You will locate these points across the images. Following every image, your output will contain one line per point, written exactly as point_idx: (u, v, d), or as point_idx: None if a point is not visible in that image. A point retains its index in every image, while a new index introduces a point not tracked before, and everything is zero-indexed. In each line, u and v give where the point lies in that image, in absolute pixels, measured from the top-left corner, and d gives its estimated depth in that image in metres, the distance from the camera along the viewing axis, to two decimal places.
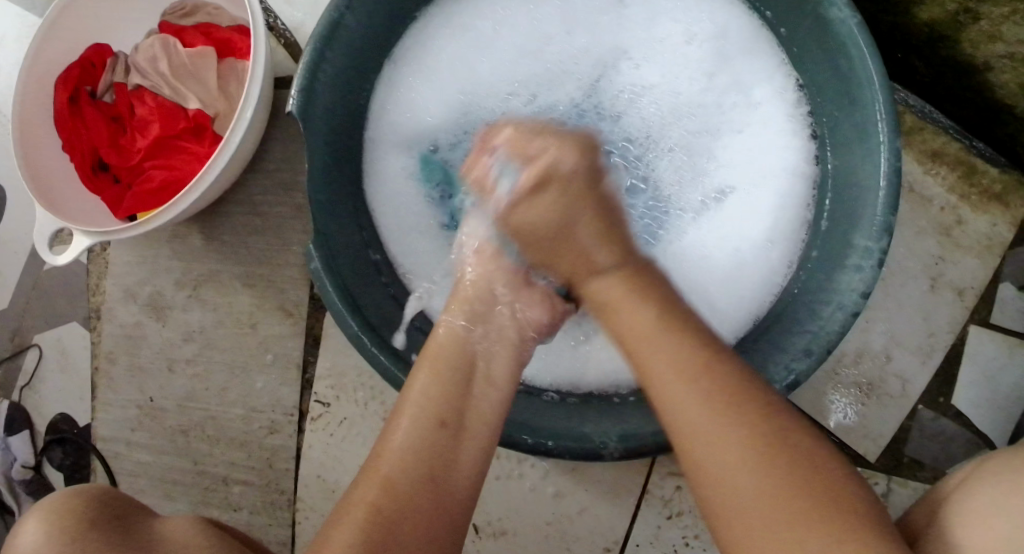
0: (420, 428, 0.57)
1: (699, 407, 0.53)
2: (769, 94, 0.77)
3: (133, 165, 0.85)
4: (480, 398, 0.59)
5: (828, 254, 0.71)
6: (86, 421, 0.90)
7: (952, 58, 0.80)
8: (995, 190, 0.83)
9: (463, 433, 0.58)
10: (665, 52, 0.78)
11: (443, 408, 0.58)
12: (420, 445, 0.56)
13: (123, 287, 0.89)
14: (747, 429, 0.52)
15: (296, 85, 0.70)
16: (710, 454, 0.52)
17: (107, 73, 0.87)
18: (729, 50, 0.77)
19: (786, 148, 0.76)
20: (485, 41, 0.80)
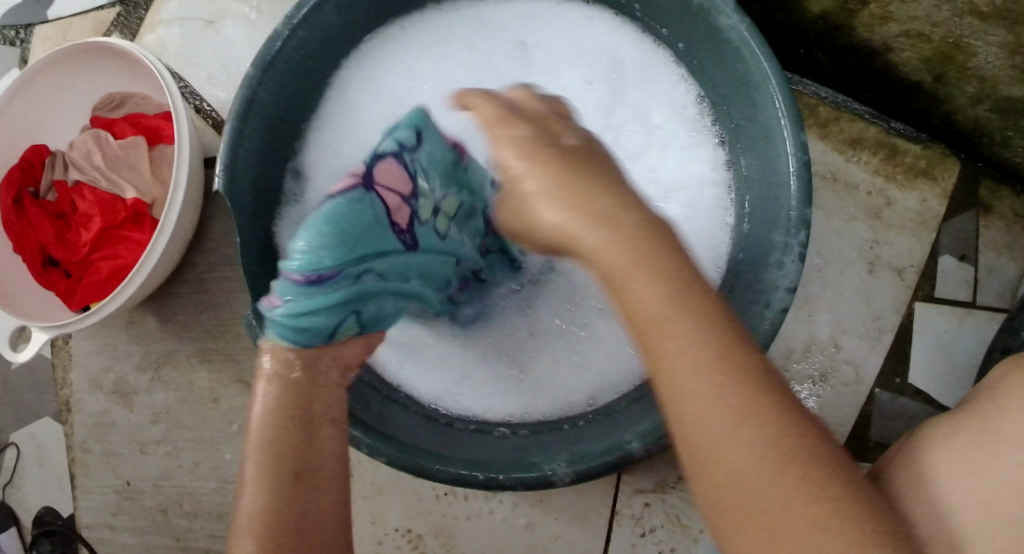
0: (273, 485, 0.49)
1: (705, 354, 0.44)
2: (671, 113, 0.80)
3: (80, 259, 0.88)
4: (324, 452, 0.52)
5: (751, 254, 0.72)
6: (69, 510, 0.92)
7: (853, 46, 0.81)
8: (920, 166, 0.84)
9: (318, 472, 0.51)
10: (570, 89, 0.82)
11: (293, 455, 0.50)
12: (273, 509, 0.49)
13: (88, 377, 0.91)
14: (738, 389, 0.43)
15: (219, 165, 0.72)
16: (719, 431, 0.43)
17: (47, 172, 0.90)
18: (624, 76, 0.81)
19: (697, 161, 0.79)
20: (399, 99, 0.83)
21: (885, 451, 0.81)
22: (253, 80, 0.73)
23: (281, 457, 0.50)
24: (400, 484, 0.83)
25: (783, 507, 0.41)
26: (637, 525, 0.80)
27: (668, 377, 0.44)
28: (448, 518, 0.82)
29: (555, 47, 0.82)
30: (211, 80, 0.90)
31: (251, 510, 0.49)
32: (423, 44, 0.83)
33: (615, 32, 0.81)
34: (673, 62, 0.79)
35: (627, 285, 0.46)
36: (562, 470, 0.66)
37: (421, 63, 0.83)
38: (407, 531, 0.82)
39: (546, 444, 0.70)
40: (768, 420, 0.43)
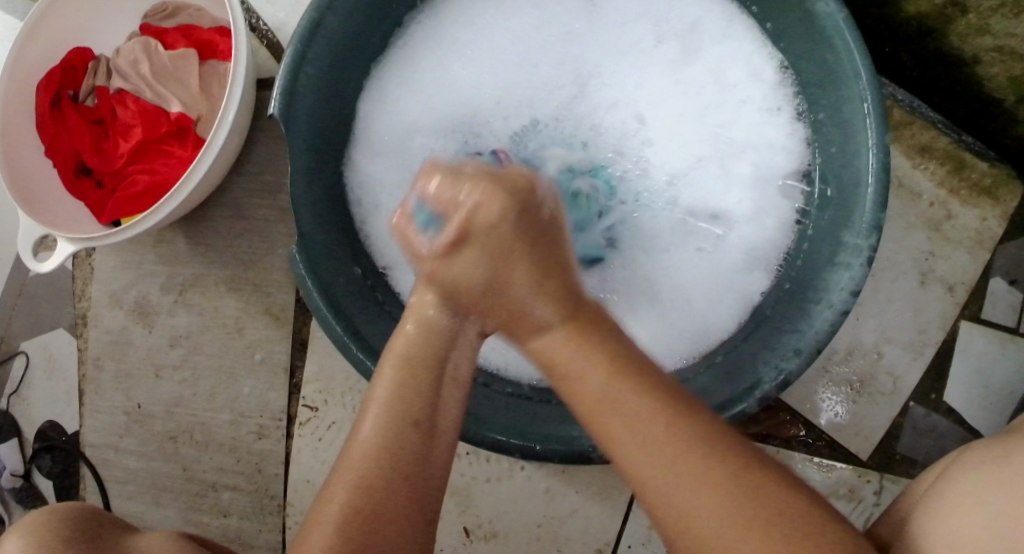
0: (389, 425, 0.52)
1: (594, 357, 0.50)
2: (746, 78, 0.77)
3: (116, 170, 0.84)
4: (450, 400, 0.54)
5: (812, 254, 0.71)
6: (74, 427, 0.89)
7: (941, 51, 0.79)
8: (985, 184, 0.83)
9: (436, 434, 0.53)
10: (644, 49, 0.78)
11: (415, 409, 0.52)
12: (387, 444, 0.51)
13: (109, 293, 0.89)
14: (668, 411, 0.49)
15: (278, 88, 0.69)
16: (624, 402, 0.49)
17: (89, 77, 0.86)
18: (699, 40, 0.77)
19: (772, 137, 0.76)
20: (461, 39, 0.79)
21: (911, 464, 0.81)
22: (323, 3, 0.70)
23: (399, 405, 0.52)
24: None
25: (673, 491, 0.47)
26: None
27: (554, 347, 0.51)
28: (467, 479, 0.81)
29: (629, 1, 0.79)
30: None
31: (365, 448, 0.52)
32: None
33: None
34: (755, 34, 0.76)
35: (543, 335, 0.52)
36: (601, 447, 0.64)
37: (491, 1, 0.79)
38: None
39: None
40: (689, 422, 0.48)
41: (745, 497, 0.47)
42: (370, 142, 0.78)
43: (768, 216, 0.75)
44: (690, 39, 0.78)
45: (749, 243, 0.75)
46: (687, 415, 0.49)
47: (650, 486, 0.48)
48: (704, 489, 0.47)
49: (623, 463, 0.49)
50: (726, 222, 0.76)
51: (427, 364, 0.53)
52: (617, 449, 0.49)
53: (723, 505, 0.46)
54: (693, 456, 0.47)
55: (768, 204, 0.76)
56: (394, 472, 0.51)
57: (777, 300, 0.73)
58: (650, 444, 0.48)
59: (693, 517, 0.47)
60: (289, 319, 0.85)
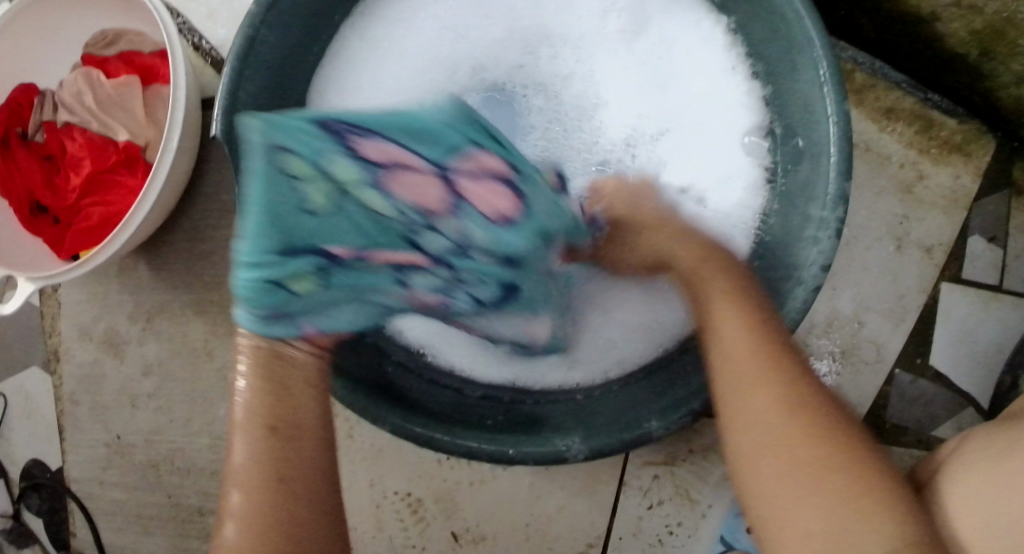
0: (251, 441, 0.50)
1: (769, 387, 0.52)
2: (694, 44, 0.76)
3: (70, 205, 0.83)
4: (312, 363, 0.54)
5: (784, 221, 0.69)
6: (57, 464, 0.89)
7: (898, 11, 0.77)
8: (955, 141, 0.81)
9: (298, 433, 0.51)
10: (589, 25, 0.77)
11: (274, 413, 0.51)
12: (259, 460, 0.50)
13: (77, 326, 0.88)
14: (788, 383, 0.52)
15: (217, 109, 0.66)
16: (729, 388, 0.54)
17: (36, 112, 0.85)
18: (646, 12, 0.76)
19: (729, 105, 0.74)
20: (401, 38, 0.79)
21: (901, 433, 0.79)
22: (257, 17, 0.67)
23: (257, 415, 0.51)
24: (400, 448, 0.80)
25: (797, 470, 0.49)
26: (645, 497, 0.78)
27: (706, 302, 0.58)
28: (449, 484, 0.80)
29: None
30: (212, 16, 0.84)
31: (243, 462, 0.50)
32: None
33: None
34: (701, 5, 0.75)
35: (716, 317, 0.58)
36: (576, 447, 0.63)
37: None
38: (408, 496, 0.80)
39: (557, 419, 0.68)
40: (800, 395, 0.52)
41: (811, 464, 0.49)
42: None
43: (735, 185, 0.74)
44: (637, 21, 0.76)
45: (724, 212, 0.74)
46: (779, 366, 0.53)
47: (766, 506, 0.49)
48: (787, 485, 0.49)
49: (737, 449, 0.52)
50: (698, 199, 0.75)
51: (280, 376, 0.52)
52: (747, 454, 0.52)
53: (823, 510, 0.48)
54: (767, 418, 0.51)
55: (733, 172, 0.74)
56: (274, 476, 0.50)
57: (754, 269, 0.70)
58: (761, 436, 0.51)
59: (791, 505, 0.48)
60: None
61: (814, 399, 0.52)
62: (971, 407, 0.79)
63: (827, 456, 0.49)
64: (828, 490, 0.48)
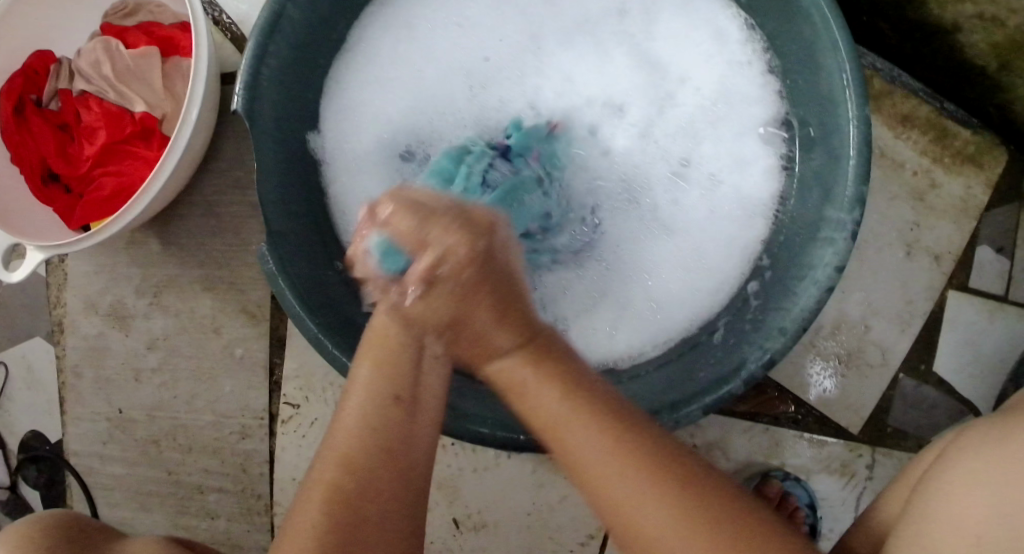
0: (374, 406, 0.53)
1: (594, 441, 0.51)
2: (710, 41, 0.75)
3: (83, 174, 0.83)
4: (434, 373, 0.55)
5: (801, 216, 0.70)
6: (57, 436, 0.88)
7: (922, 22, 0.78)
8: (968, 151, 0.81)
9: (418, 414, 0.53)
10: (604, 23, 0.77)
11: (397, 384, 0.54)
12: (375, 422, 0.52)
13: (83, 298, 0.87)
14: (618, 440, 0.51)
15: (240, 83, 0.67)
16: (572, 436, 0.51)
17: (51, 81, 0.84)
18: (661, 6, 0.76)
19: (745, 103, 0.74)
20: (418, 20, 0.77)
21: (902, 438, 0.80)
22: None
23: (382, 381, 0.53)
24: None
25: (677, 526, 0.49)
26: None
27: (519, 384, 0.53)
28: (453, 471, 0.80)
29: None
30: None
31: (348, 428, 0.52)
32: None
33: None
34: None
35: (494, 355, 0.54)
36: None
37: None
38: None
39: None
40: (627, 438, 0.51)
41: (694, 511, 0.49)
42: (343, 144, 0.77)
43: (753, 173, 0.74)
44: (651, 14, 0.76)
45: (745, 191, 0.74)
46: (620, 424, 0.51)
47: (639, 534, 0.50)
48: (687, 523, 0.49)
49: (619, 517, 0.50)
50: (716, 182, 0.74)
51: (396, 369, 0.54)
52: (598, 487, 0.51)
53: (684, 532, 0.49)
54: (614, 476, 0.50)
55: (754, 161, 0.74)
56: (376, 463, 0.51)
57: (772, 261, 0.71)
58: (608, 481, 0.50)
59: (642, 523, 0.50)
60: (266, 317, 0.84)
61: (646, 454, 0.50)
62: (971, 414, 0.80)
63: (730, 520, 0.49)
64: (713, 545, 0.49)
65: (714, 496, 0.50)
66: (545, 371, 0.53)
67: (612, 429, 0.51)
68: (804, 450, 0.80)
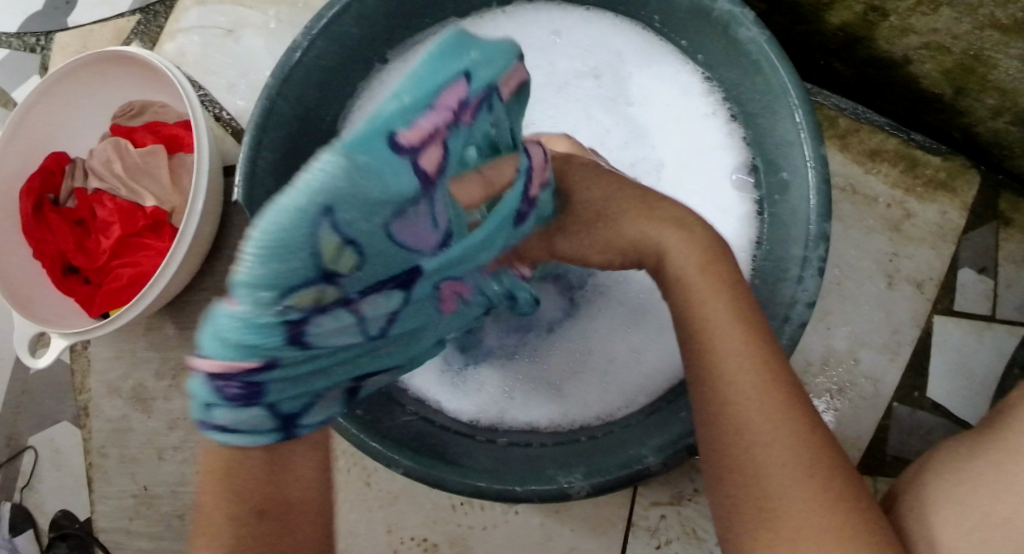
0: (223, 532, 0.50)
1: (763, 398, 0.51)
2: (675, 98, 0.80)
3: (99, 266, 0.88)
4: (287, 488, 0.51)
5: (772, 253, 0.73)
6: (86, 514, 0.92)
7: (873, 57, 0.81)
8: (940, 178, 0.84)
9: (281, 524, 0.51)
10: (574, 90, 0.82)
11: (257, 501, 0.51)
12: (232, 545, 0.50)
13: (106, 382, 0.92)
14: (785, 408, 0.51)
15: (239, 174, 0.71)
16: (747, 386, 0.51)
17: (67, 180, 0.91)
18: (627, 70, 0.81)
19: (713, 153, 0.78)
20: None
21: (902, 465, 0.81)
22: (273, 90, 0.73)
23: (226, 511, 0.50)
24: (415, 494, 0.83)
25: (799, 475, 0.49)
26: (653, 537, 0.80)
27: (694, 297, 0.55)
28: (463, 528, 0.82)
29: (559, 56, 0.82)
30: (231, 88, 0.90)
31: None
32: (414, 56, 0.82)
33: (617, 29, 0.81)
34: (675, 55, 0.79)
35: (715, 346, 0.53)
36: (578, 484, 0.65)
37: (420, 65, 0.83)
38: (423, 541, 0.83)
39: (565, 457, 0.70)
40: (792, 419, 0.51)
41: (803, 442, 0.50)
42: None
43: (726, 216, 0.77)
44: (620, 79, 0.81)
45: (724, 234, 0.77)
46: (779, 378, 0.52)
47: (785, 525, 0.48)
48: (821, 510, 0.48)
49: (732, 462, 0.51)
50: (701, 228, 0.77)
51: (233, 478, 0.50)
52: (743, 436, 0.50)
53: (813, 507, 0.48)
54: (781, 433, 0.50)
55: (726, 202, 0.77)
56: None
57: (749, 301, 0.73)
58: (757, 449, 0.50)
59: (763, 450, 0.50)
60: None
61: (811, 427, 0.51)
62: None
63: (846, 502, 0.49)
64: (812, 502, 0.48)
65: (832, 456, 0.50)
66: (740, 326, 0.53)
67: (783, 416, 0.50)
68: None
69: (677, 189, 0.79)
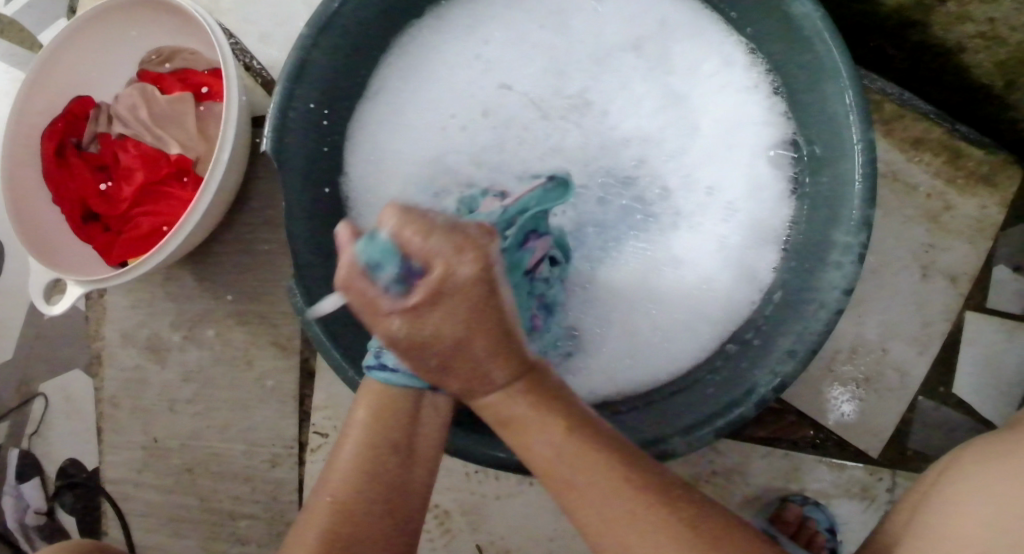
0: (366, 451, 0.57)
1: (616, 475, 0.54)
2: (717, 68, 0.77)
3: (121, 213, 0.87)
4: (427, 429, 0.59)
5: (808, 236, 0.72)
6: (95, 464, 0.92)
7: (925, 43, 0.79)
8: (982, 171, 0.82)
9: (412, 458, 0.58)
10: (613, 57, 0.79)
11: (391, 432, 0.57)
12: (365, 462, 0.56)
13: (121, 331, 0.91)
14: (617, 463, 0.55)
15: (269, 125, 0.71)
16: (572, 470, 0.54)
17: (91, 124, 0.89)
18: (669, 38, 0.78)
19: (752, 128, 0.76)
20: (434, 62, 0.81)
21: (923, 459, 0.80)
22: (307, 40, 0.71)
23: (373, 437, 0.57)
24: None
25: (677, 547, 0.53)
26: None
27: (514, 421, 0.55)
28: (476, 497, 0.81)
29: (600, 20, 0.80)
30: (264, 38, 0.88)
31: (345, 469, 0.57)
32: (454, 12, 0.80)
33: None
34: (721, 24, 0.77)
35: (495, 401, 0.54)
36: None
37: (456, 21, 0.80)
38: (435, 507, 0.82)
39: None
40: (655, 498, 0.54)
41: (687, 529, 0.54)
42: (366, 185, 0.80)
43: (763, 194, 0.75)
44: (661, 46, 0.78)
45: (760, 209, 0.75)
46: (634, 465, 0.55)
47: None
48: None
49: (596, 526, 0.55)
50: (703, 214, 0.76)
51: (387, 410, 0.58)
52: (594, 524, 0.55)
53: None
54: (616, 499, 0.54)
55: (762, 178, 0.76)
56: (381, 493, 0.56)
57: (782, 285, 0.72)
58: (611, 526, 0.54)
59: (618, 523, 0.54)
60: (294, 349, 0.87)
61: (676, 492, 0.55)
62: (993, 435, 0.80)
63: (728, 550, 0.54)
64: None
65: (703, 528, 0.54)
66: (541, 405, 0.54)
67: (636, 482, 0.54)
68: (825, 474, 0.81)
69: (710, 162, 0.77)
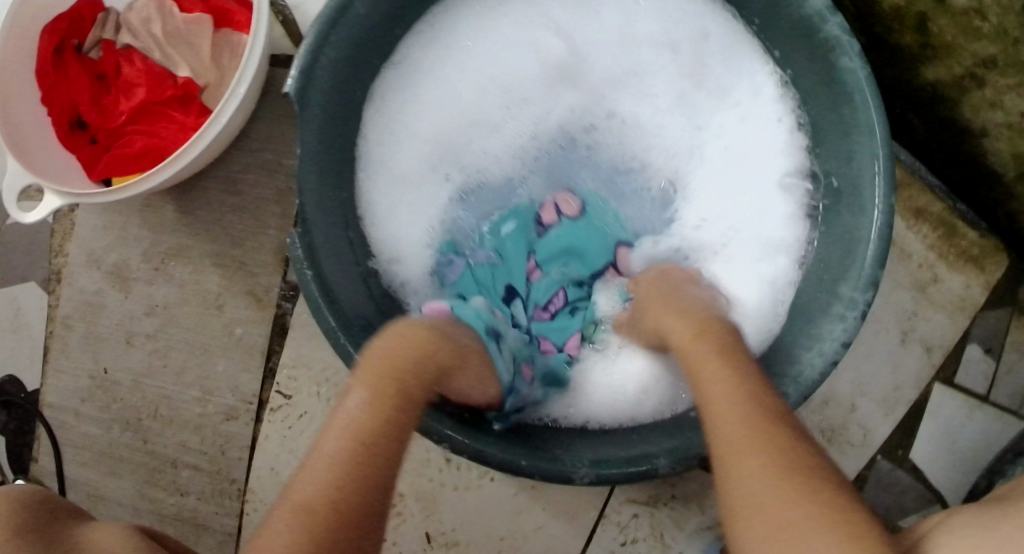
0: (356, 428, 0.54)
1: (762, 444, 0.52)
2: (745, 99, 0.78)
3: (113, 128, 0.81)
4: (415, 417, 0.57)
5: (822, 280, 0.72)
6: (35, 385, 0.86)
7: (951, 120, 0.81)
8: (973, 253, 0.85)
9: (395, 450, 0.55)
10: (647, 70, 0.80)
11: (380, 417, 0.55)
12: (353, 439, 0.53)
13: (88, 252, 0.86)
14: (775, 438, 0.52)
15: (296, 67, 0.67)
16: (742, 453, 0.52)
17: (97, 29, 0.83)
18: (705, 60, 0.79)
19: (770, 164, 0.77)
20: (469, 38, 0.79)
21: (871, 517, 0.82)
22: None
23: (370, 416, 0.55)
24: None
25: (791, 501, 0.49)
26: (621, 533, 0.79)
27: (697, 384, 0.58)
28: (434, 484, 0.81)
29: (640, 29, 0.79)
30: None
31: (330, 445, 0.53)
32: None
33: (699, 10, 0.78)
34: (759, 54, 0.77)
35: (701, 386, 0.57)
36: (584, 469, 0.64)
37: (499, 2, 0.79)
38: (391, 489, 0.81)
39: (576, 438, 0.70)
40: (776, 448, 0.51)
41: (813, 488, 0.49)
42: (385, 151, 0.78)
43: (775, 218, 0.77)
44: (695, 66, 0.79)
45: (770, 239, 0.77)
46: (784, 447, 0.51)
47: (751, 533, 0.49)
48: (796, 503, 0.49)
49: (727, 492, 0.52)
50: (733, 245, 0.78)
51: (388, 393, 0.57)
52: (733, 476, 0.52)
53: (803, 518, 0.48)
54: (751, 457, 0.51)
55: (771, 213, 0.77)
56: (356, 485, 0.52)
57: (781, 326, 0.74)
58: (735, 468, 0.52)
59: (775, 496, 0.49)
60: (270, 302, 0.83)
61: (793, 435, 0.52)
62: (939, 504, 0.82)
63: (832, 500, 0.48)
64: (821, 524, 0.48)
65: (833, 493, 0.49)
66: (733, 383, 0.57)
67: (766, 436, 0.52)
68: None
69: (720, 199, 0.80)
